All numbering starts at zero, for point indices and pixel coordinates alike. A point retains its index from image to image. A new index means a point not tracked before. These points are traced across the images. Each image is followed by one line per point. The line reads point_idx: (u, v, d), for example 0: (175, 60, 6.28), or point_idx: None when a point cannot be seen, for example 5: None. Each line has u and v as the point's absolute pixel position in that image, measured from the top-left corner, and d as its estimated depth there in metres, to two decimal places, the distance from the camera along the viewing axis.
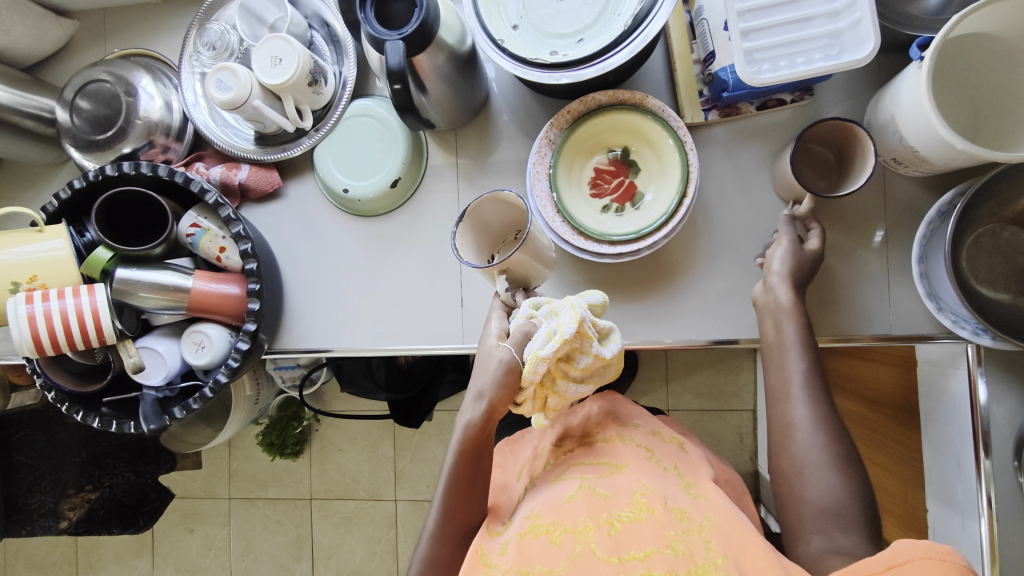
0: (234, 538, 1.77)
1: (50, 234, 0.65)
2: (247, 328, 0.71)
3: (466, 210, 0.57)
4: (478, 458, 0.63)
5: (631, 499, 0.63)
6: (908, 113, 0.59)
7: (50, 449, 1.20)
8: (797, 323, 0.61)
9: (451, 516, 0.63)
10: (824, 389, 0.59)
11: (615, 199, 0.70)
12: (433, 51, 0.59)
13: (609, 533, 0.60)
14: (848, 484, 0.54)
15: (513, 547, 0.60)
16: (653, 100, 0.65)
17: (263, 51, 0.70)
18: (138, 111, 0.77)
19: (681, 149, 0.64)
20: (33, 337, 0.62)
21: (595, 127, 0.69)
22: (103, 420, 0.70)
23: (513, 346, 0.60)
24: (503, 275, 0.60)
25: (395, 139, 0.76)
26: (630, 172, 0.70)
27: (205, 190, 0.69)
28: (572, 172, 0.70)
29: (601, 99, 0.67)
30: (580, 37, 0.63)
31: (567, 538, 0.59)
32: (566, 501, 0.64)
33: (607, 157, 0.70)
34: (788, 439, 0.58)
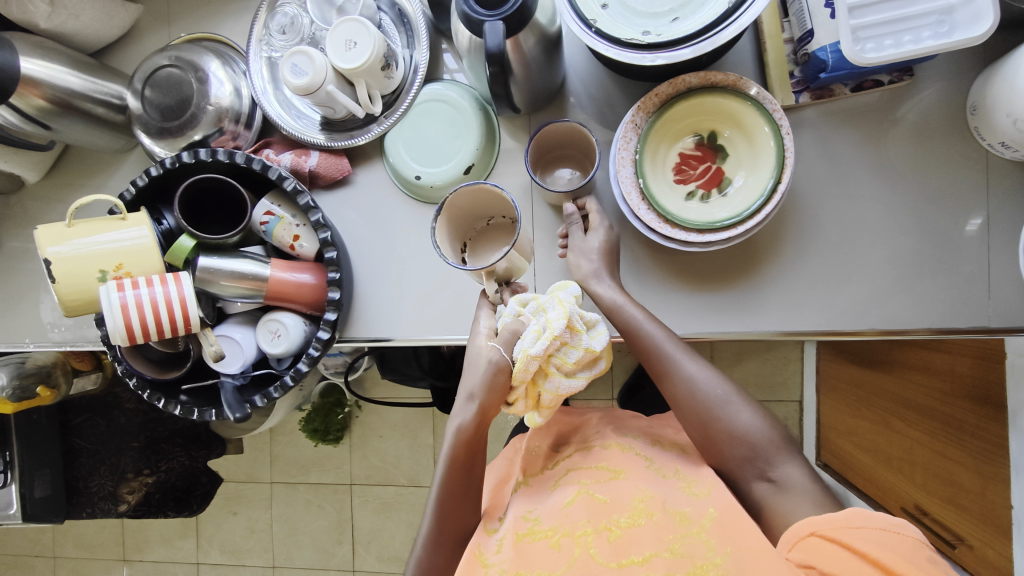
0: (276, 521, 1.80)
1: (133, 222, 0.64)
2: (327, 317, 0.70)
3: (443, 205, 0.60)
4: (471, 462, 0.64)
5: (631, 505, 0.61)
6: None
7: (109, 434, 1.22)
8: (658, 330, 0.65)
9: (443, 520, 0.63)
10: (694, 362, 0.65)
11: (703, 186, 0.68)
12: (524, 33, 0.57)
13: (609, 540, 0.59)
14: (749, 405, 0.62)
15: (510, 547, 0.60)
16: (750, 82, 0.62)
17: (338, 34, 0.69)
18: (208, 98, 0.76)
19: (777, 135, 0.62)
20: (126, 326, 0.61)
21: (683, 112, 0.67)
22: (183, 407, 0.70)
23: (502, 345, 0.60)
24: (490, 276, 0.63)
25: (468, 124, 0.75)
26: (717, 158, 0.68)
27: (283, 177, 0.68)
28: (657, 159, 0.68)
29: (691, 81, 0.64)
30: (674, 16, 0.60)
31: (566, 542, 0.60)
32: (564, 504, 0.63)
33: (693, 142, 0.68)
34: (693, 399, 0.62)
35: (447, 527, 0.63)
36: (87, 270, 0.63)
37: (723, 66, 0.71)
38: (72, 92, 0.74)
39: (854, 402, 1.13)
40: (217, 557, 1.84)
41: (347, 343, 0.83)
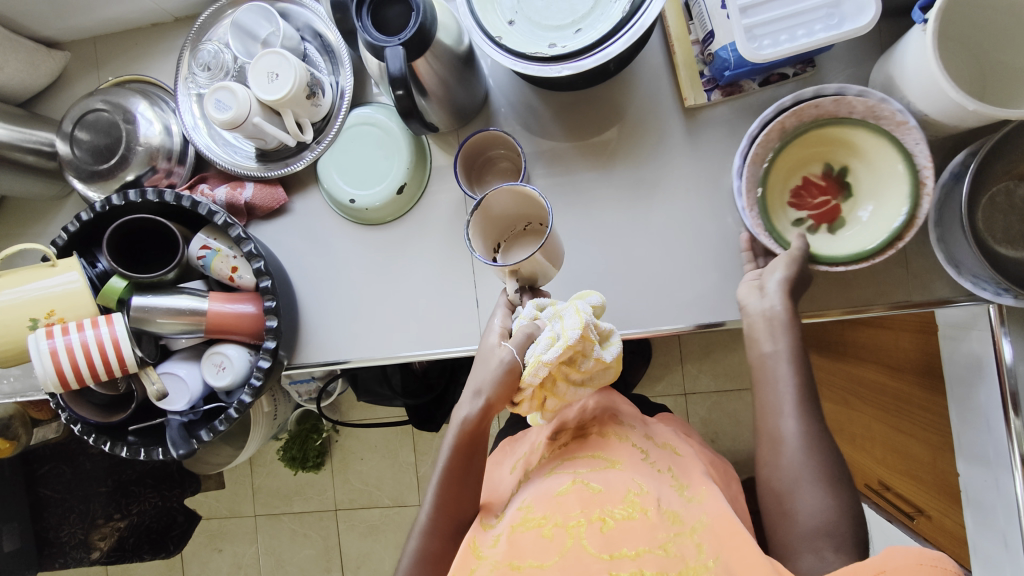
0: (263, 555, 1.78)
1: (63, 267, 0.65)
2: (266, 346, 0.71)
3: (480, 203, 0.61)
4: (472, 459, 0.64)
5: (625, 498, 0.63)
6: (918, 77, 0.59)
7: (76, 481, 1.21)
8: (789, 333, 0.59)
9: (442, 515, 0.63)
10: (815, 404, 0.57)
11: (812, 218, 0.68)
12: (431, 55, 0.58)
13: (602, 530, 0.60)
14: (838, 504, 0.54)
15: (505, 540, 0.61)
16: (911, 130, 0.60)
17: (259, 67, 0.70)
18: (138, 138, 0.77)
19: (912, 177, 0.60)
20: (57, 372, 0.62)
21: (810, 142, 0.66)
22: (130, 449, 0.70)
23: (515, 346, 0.61)
24: (513, 276, 0.62)
25: (398, 145, 0.76)
26: (842, 193, 0.67)
27: (213, 212, 0.68)
28: (782, 171, 0.67)
29: (854, 110, 0.62)
30: (577, 27, 0.62)
31: (558, 531, 0.61)
32: (558, 493, 0.64)
33: (829, 171, 0.67)
34: (774, 460, 0.57)
35: (442, 523, 0.63)
36: (16, 318, 0.63)
37: (639, 69, 0.73)
38: None
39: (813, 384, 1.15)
40: None
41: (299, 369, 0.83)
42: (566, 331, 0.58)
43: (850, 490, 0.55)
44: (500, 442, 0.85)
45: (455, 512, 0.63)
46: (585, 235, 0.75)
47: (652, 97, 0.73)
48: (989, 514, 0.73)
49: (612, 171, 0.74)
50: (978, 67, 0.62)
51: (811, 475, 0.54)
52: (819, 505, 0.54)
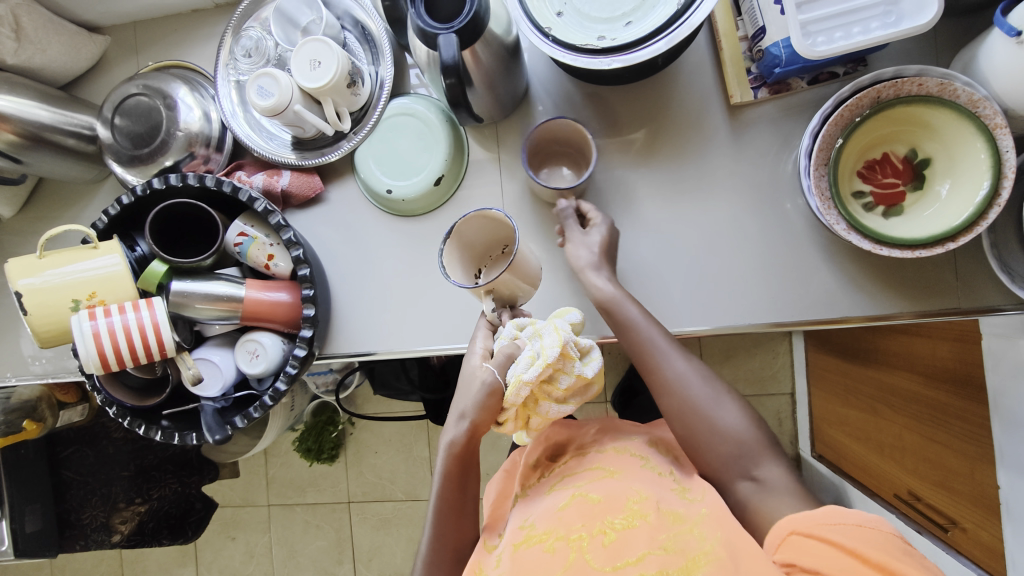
0: (275, 545, 1.79)
1: (105, 250, 0.65)
2: (303, 334, 0.70)
3: (450, 232, 0.60)
4: (463, 487, 0.64)
5: (625, 506, 0.61)
6: (1000, 71, 0.56)
7: (98, 465, 1.21)
8: (632, 303, 0.65)
9: (441, 554, 0.63)
10: (676, 342, 0.66)
11: (874, 197, 0.65)
12: (481, 45, 0.57)
13: (603, 543, 0.59)
14: (739, 414, 0.63)
15: (507, 559, 0.60)
16: (1007, 135, 0.56)
17: (302, 55, 0.70)
18: (178, 124, 0.77)
19: (995, 175, 0.56)
20: (98, 354, 0.62)
21: (885, 120, 0.63)
22: (164, 433, 0.70)
23: (496, 367, 0.61)
24: (490, 295, 0.61)
25: (436, 136, 0.75)
26: (913, 180, 0.64)
27: (253, 198, 0.68)
28: (861, 142, 0.64)
29: (960, 95, 0.58)
30: (628, 19, 0.62)
31: (560, 545, 0.59)
32: (559, 508, 0.63)
33: (903, 154, 0.64)
34: (679, 400, 0.63)
35: (441, 563, 0.63)
36: (59, 299, 0.63)
37: (683, 65, 0.72)
38: (42, 125, 0.75)
39: (841, 391, 1.13)
40: None
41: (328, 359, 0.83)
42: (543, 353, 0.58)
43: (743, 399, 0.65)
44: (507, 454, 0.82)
45: (455, 548, 0.64)
46: (623, 231, 0.74)
47: (696, 94, 0.72)
48: None
49: (652, 167, 0.73)
50: None
51: (713, 397, 0.63)
52: (731, 420, 0.62)
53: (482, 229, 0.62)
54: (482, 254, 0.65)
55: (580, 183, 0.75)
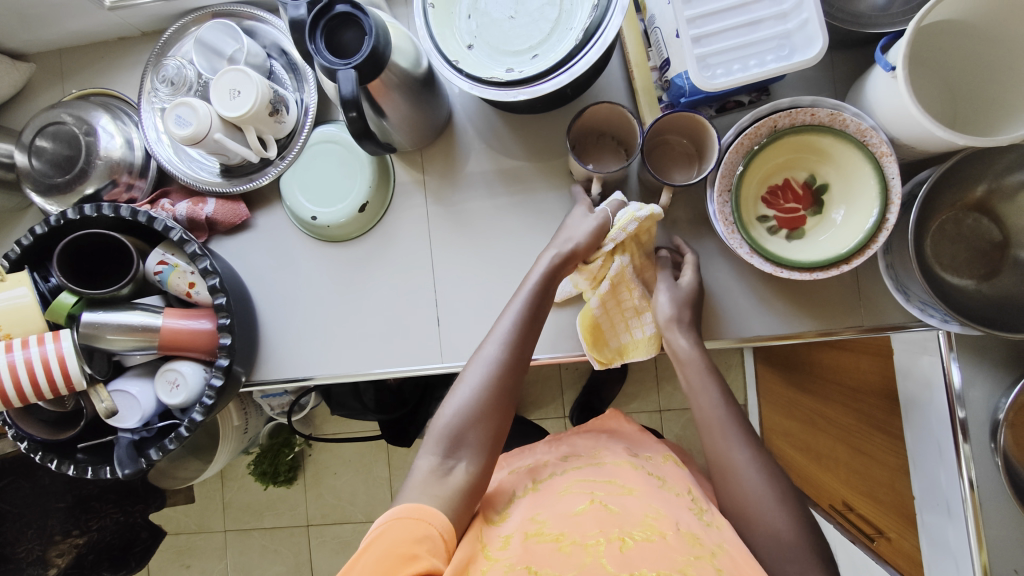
0: (231, 571, 1.77)
1: (13, 282, 0.64)
2: (219, 364, 0.70)
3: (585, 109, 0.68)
4: (536, 321, 0.65)
5: (642, 521, 0.62)
6: (883, 102, 0.59)
7: (33, 496, 1.17)
8: (708, 374, 0.65)
9: (497, 375, 0.62)
10: (751, 431, 0.63)
11: (777, 221, 0.67)
12: (386, 76, 0.58)
13: (620, 549, 0.59)
14: (794, 518, 0.58)
15: (516, 543, 0.61)
16: (892, 162, 0.59)
17: (221, 84, 0.70)
18: (99, 151, 0.76)
19: (882, 202, 0.59)
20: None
21: (781, 148, 0.65)
22: (78, 467, 0.68)
23: (608, 208, 0.66)
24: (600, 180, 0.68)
25: (361, 162, 0.76)
26: (812, 206, 0.66)
27: (168, 228, 0.68)
28: (761, 169, 0.66)
29: (849, 124, 0.61)
30: (534, 53, 0.63)
31: (574, 549, 0.60)
32: (574, 513, 0.64)
33: (803, 179, 0.66)
34: (724, 461, 0.62)
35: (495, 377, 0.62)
36: None
37: (600, 94, 0.74)
38: None
39: (782, 404, 1.16)
40: None
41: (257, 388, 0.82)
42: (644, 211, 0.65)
43: (802, 502, 0.60)
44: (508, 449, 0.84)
45: (516, 368, 0.63)
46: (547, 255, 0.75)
47: None
48: (941, 540, 0.73)
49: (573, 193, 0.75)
50: (951, 93, 0.63)
51: (772, 495, 0.59)
52: (778, 518, 0.58)
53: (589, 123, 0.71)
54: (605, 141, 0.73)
55: (503, 210, 0.76)
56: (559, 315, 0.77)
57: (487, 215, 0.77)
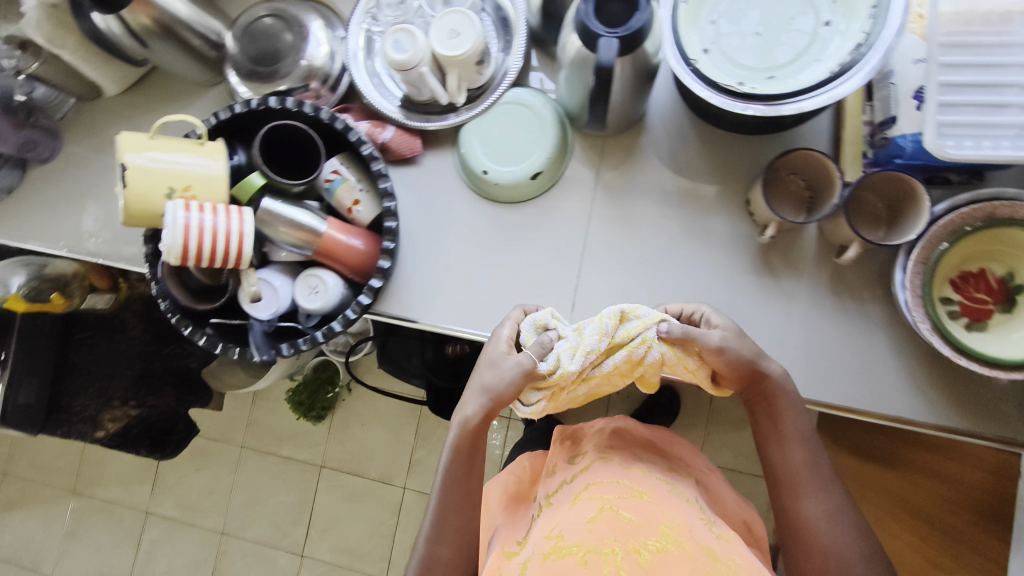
0: (237, 486, 1.81)
1: (209, 149, 0.66)
2: (372, 285, 0.72)
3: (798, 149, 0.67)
4: (470, 455, 0.70)
5: (659, 531, 0.72)
6: None
7: (106, 357, 1.22)
8: (802, 409, 0.67)
9: (443, 515, 0.70)
10: (832, 477, 0.66)
11: (961, 308, 0.65)
12: (633, 57, 0.58)
13: (638, 562, 0.71)
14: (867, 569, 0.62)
15: (538, 566, 0.71)
16: None
17: (443, 23, 0.72)
18: (304, 54, 0.78)
19: None
20: (182, 247, 0.61)
21: (988, 236, 0.64)
22: (208, 339, 0.70)
23: (531, 353, 0.66)
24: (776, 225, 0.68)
25: (546, 131, 0.76)
26: (1003, 303, 0.64)
27: (362, 141, 0.70)
28: (957, 252, 0.65)
29: None
30: (771, 73, 0.62)
31: (592, 559, 0.71)
32: (588, 521, 0.74)
33: (1000, 274, 0.64)
34: (791, 490, 0.66)
35: (449, 522, 0.70)
36: (157, 185, 0.63)
37: (803, 134, 0.73)
38: (178, 19, 0.75)
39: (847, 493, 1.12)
40: (170, 509, 1.86)
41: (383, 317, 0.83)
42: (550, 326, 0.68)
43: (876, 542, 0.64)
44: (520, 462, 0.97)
45: (464, 490, 0.70)
46: (699, 273, 0.75)
47: None
48: None
49: (745, 223, 0.74)
50: None
51: (847, 539, 0.63)
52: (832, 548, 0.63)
53: (797, 163, 0.70)
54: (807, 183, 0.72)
55: (670, 219, 0.76)
56: None
57: (651, 218, 0.76)
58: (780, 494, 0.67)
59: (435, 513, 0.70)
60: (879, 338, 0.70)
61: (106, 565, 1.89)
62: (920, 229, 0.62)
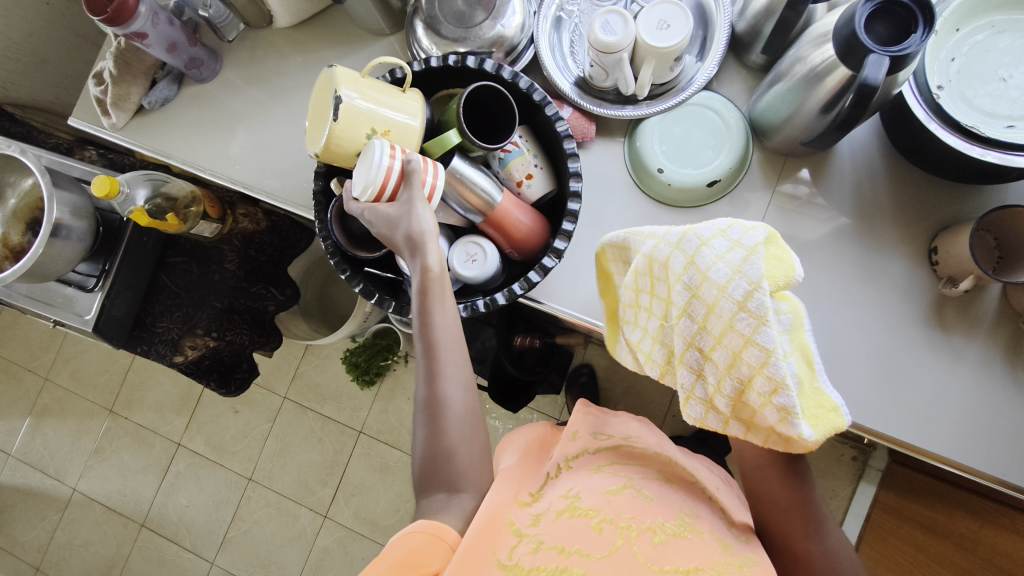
0: (272, 436, 1.79)
1: (410, 98, 0.65)
2: (545, 263, 0.66)
3: (1015, 208, 0.65)
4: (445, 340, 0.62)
5: (679, 517, 0.61)
6: None
7: (197, 285, 1.18)
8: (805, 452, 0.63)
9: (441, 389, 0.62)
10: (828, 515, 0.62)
11: None
12: (894, 81, 0.54)
13: (653, 541, 0.57)
14: None
15: (547, 522, 0.61)
16: None
17: (654, 12, 0.70)
18: (498, 21, 0.76)
19: None
20: (380, 187, 0.60)
21: None
22: (365, 288, 0.68)
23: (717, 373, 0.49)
24: (973, 278, 0.65)
25: (729, 141, 0.75)
26: None
27: (557, 117, 0.68)
28: None
29: None
30: (1010, 123, 0.60)
31: (607, 528, 0.58)
32: (609, 493, 0.64)
33: None
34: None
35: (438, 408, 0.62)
36: (360, 125, 0.61)
37: (1001, 190, 0.70)
38: None
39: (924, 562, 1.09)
40: (199, 446, 1.83)
41: (526, 301, 0.81)
42: (747, 234, 0.48)
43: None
44: (535, 432, 0.89)
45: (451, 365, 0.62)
46: (863, 313, 0.72)
47: None
48: None
49: (922, 270, 0.72)
50: None
51: None
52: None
53: (1005, 222, 0.67)
54: (1005, 244, 0.69)
55: (845, 250, 0.73)
56: (845, 376, 0.72)
57: (822, 247, 0.74)
58: (776, 535, 0.63)
59: (427, 403, 0.62)
60: None
61: (125, 489, 1.86)
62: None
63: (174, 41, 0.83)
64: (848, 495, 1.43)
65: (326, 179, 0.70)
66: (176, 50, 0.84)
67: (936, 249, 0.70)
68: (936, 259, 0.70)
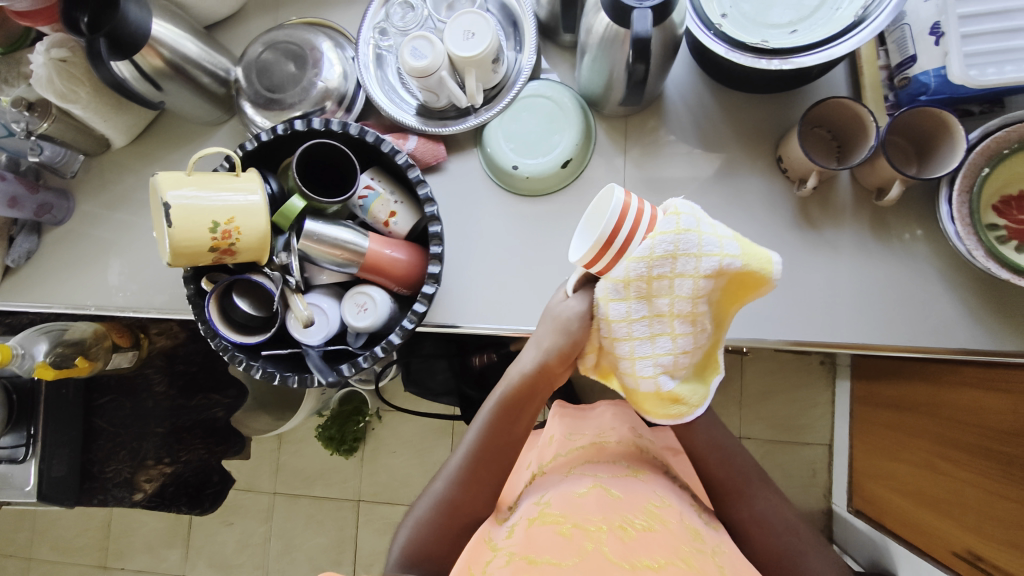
0: (272, 535, 1.74)
1: (245, 179, 0.65)
2: (426, 291, 0.69)
3: (831, 98, 0.68)
4: (492, 455, 0.68)
5: (647, 509, 0.69)
6: None
7: (133, 417, 1.15)
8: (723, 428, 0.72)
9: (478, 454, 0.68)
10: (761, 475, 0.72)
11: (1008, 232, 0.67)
12: (667, 26, 0.58)
13: (623, 539, 0.66)
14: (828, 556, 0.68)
15: (521, 532, 0.68)
16: None
17: (456, 25, 0.71)
18: (319, 77, 0.78)
19: None
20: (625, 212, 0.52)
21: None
22: (265, 371, 0.68)
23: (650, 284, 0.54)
24: (817, 174, 0.69)
25: (568, 119, 0.78)
26: None
27: (395, 151, 0.70)
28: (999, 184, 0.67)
29: None
30: (793, 27, 0.64)
31: (576, 532, 0.67)
32: (578, 494, 0.71)
33: None
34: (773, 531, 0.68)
35: (452, 511, 0.68)
36: (200, 219, 0.62)
37: (819, 87, 0.75)
38: (187, 57, 0.75)
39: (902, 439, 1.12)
40: (203, 571, 1.77)
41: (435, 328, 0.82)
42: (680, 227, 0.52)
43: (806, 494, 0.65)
44: None
45: (484, 485, 0.68)
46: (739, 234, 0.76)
47: None
48: None
49: (778, 179, 0.76)
50: None
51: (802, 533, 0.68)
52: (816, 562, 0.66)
53: (830, 114, 0.71)
54: (839, 132, 0.73)
55: (704, 185, 0.76)
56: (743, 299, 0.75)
57: (686, 187, 0.77)
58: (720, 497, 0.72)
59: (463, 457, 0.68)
60: (919, 275, 0.73)
61: None
62: (960, 158, 0.65)
63: (14, 194, 0.82)
64: (828, 399, 1.47)
65: (197, 279, 0.70)
66: (19, 201, 0.83)
67: (781, 157, 0.74)
68: (785, 166, 0.74)
